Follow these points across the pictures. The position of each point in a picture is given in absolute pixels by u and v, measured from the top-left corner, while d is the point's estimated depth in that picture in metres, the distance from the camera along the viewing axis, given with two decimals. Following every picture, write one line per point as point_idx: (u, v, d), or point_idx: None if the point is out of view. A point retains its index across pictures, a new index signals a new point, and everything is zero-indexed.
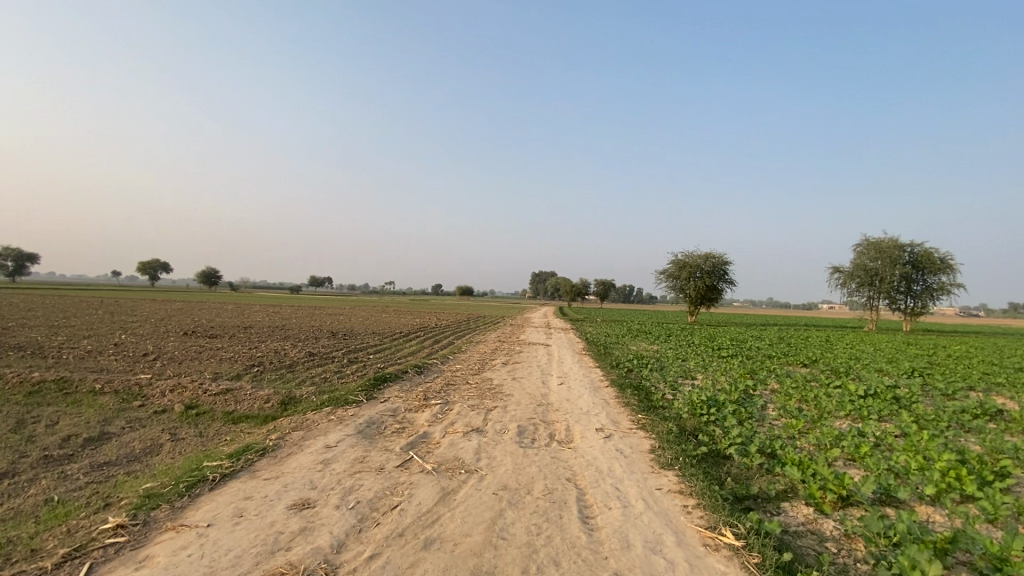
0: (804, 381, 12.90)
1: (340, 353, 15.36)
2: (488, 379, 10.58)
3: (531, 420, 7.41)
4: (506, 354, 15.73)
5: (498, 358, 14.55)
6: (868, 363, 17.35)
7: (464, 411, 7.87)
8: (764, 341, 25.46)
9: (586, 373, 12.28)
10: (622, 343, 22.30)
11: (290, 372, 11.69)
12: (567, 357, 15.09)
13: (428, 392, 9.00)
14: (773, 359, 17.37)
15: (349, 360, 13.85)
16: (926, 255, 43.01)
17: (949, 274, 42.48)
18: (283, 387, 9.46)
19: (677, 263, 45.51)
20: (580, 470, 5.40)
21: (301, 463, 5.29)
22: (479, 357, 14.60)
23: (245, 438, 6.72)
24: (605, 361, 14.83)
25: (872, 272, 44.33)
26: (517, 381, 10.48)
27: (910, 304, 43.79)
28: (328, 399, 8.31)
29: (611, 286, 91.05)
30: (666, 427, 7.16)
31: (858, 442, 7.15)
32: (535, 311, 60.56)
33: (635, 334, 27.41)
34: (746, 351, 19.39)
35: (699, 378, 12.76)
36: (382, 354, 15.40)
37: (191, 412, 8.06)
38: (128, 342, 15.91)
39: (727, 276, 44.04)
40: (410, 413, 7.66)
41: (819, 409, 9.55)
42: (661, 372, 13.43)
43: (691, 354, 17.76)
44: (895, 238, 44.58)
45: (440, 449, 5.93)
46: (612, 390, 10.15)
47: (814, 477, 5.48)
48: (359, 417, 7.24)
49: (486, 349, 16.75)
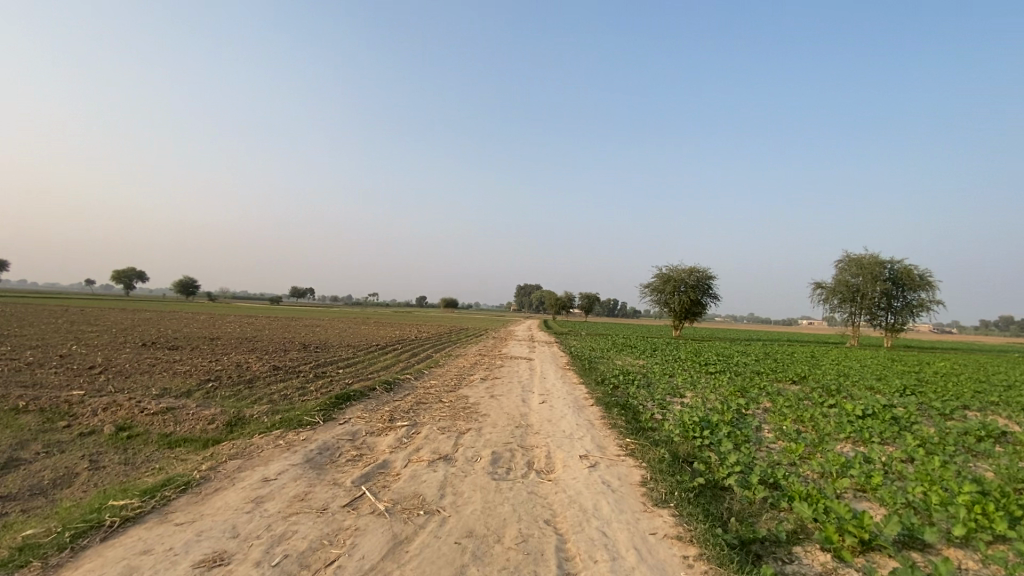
0: (797, 399, 12.31)
1: (307, 367, 14.33)
2: (464, 398, 9.74)
3: (507, 446, 6.60)
4: (485, 369, 14.88)
5: (476, 373, 13.69)
6: (858, 380, 16.92)
7: (433, 434, 7.03)
8: (751, 356, 25.05)
9: (570, 390, 11.52)
10: (607, 357, 21.65)
11: (247, 389, 10.69)
12: (550, 373, 14.31)
13: (395, 412, 8.14)
14: (762, 375, 16.82)
15: (315, 375, 12.86)
16: (906, 272, 43.43)
17: (928, 291, 42.92)
18: (234, 406, 8.49)
19: (662, 277, 45.32)
20: (560, 509, 4.61)
21: (227, 502, 4.41)
22: (456, 372, 13.73)
23: (174, 468, 5.79)
24: (589, 377, 14.07)
25: (854, 288, 44.60)
26: (495, 400, 9.68)
27: (890, 320, 44.07)
28: (281, 420, 7.39)
29: (595, 300, 90.85)
30: (658, 453, 6.42)
31: (866, 470, 6.49)
32: (519, 324, 59.75)
33: (620, 348, 26.85)
34: (733, 367, 18.83)
35: (688, 396, 12.07)
36: (353, 368, 14.42)
37: (122, 434, 7.08)
38: (77, 354, 14.70)
39: (712, 291, 43.93)
40: (371, 438, 6.80)
41: (818, 431, 8.91)
42: (648, 389, 12.73)
43: (678, 370, 17.13)
44: (876, 255, 44.99)
45: (399, 483, 5.09)
46: (597, 409, 9.41)
47: (828, 516, 4.77)
48: (312, 443, 6.37)
49: (465, 364, 15.88)
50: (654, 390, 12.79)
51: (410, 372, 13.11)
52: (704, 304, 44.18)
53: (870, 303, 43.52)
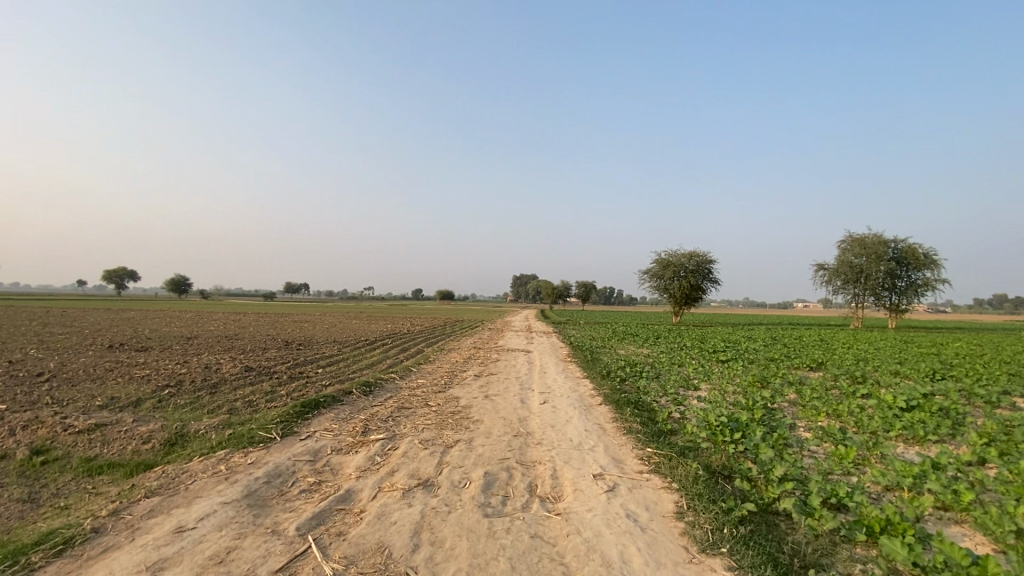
0: (825, 390, 11.11)
1: (284, 367, 13.02)
2: (454, 400, 8.48)
3: (503, 464, 5.37)
4: (479, 364, 13.60)
5: (469, 370, 12.42)
6: (879, 365, 15.78)
7: (413, 450, 5.80)
8: (758, 341, 23.94)
9: (573, 386, 10.31)
10: (610, 347, 20.50)
11: (209, 396, 9.40)
12: (550, 367, 13.09)
13: (371, 422, 6.89)
14: (777, 362, 15.63)
15: (290, 377, 11.57)
16: (911, 251, 42.40)
17: (934, 269, 41.93)
18: (182, 419, 7.21)
19: (661, 262, 44.15)
20: (576, 562, 3.40)
21: (112, 572, 3.16)
22: (448, 369, 12.43)
23: (78, 507, 4.53)
24: (593, 370, 12.82)
25: (857, 269, 43.56)
26: (489, 401, 8.45)
27: (896, 301, 43.08)
28: (230, 437, 6.11)
29: (592, 288, 89.71)
30: (689, 469, 5.22)
31: (943, 481, 5.32)
32: (516, 314, 58.47)
33: (621, 337, 25.63)
34: (744, 354, 17.66)
35: (704, 391, 10.85)
36: (334, 367, 13.11)
37: (34, 459, 5.80)
38: (29, 359, 13.31)
39: (712, 275, 42.82)
40: (337, 458, 5.55)
41: (863, 428, 7.72)
42: (658, 382, 11.51)
43: (687, 359, 15.90)
44: (880, 234, 43.89)
45: (361, 527, 3.86)
46: (607, 409, 8.18)
47: (934, 561, 3.57)
48: (260, 469, 5.11)
49: (457, 359, 14.60)
50: (664, 385, 11.58)
51: (396, 370, 11.84)
52: (704, 289, 43.04)
53: (874, 284, 42.46)
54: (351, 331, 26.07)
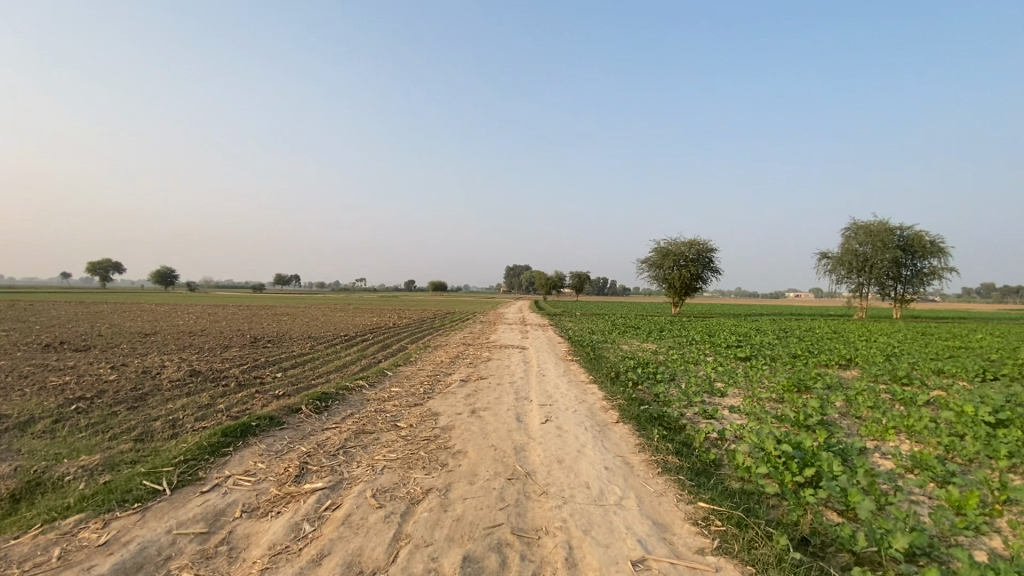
0: (876, 396, 9.39)
1: (237, 371, 11.11)
2: (430, 419, 6.62)
3: (493, 539, 3.55)
4: (467, 365, 11.77)
5: (454, 373, 10.58)
6: (914, 362, 14.13)
7: (362, 511, 3.97)
8: (769, 334, 22.32)
9: (580, 394, 8.53)
10: (612, 342, 18.77)
11: (125, 413, 7.50)
12: (550, 368, 11.27)
13: (313, 459, 5.05)
14: (802, 359, 13.94)
15: (238, 384, 9.65)
16: (916, 238, 41.00)
17: (940, 257, 40.57)
18: (55, 456, 5.30)
19: (659, 251, 42.50)
20: None
21: None
22: (429, 372, 10.56)
23: None
24: (600, 372, 11.01)
25: (862, 257, 42.14)
26: (476, 419, 6.64)
27: (901, 290, 41.75)
28: (97, 492, 4.23)
29: (586, 279, 88.07)
30: (777, 546, 3.41)
31: None
32: (509, 306, 56.77)
33: (623, 330, 23.91)
34: (762, 349, 15.97)
35: (732, 399, 9.12)
36: (297, 370, 11.20)
37: None
38: None
39: (713, 264, 41.23)
40: (244, 531, 3.70)
41: (958, 453, 5.99)
42: (678, 387, 9.74)
43: (702, 357, 14.15)
44: (884, 221, 42.42)
45: None
46: (627, 430, 6.39)
47: None
48: (111, 559, 3.25)
49: (442, 358, 12.73)
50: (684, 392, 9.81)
51: (366, 375, 9.96)
52: (704, 278, 41.43)
53: (879, 273, 41.07)
54: (331, 326, 24.14)
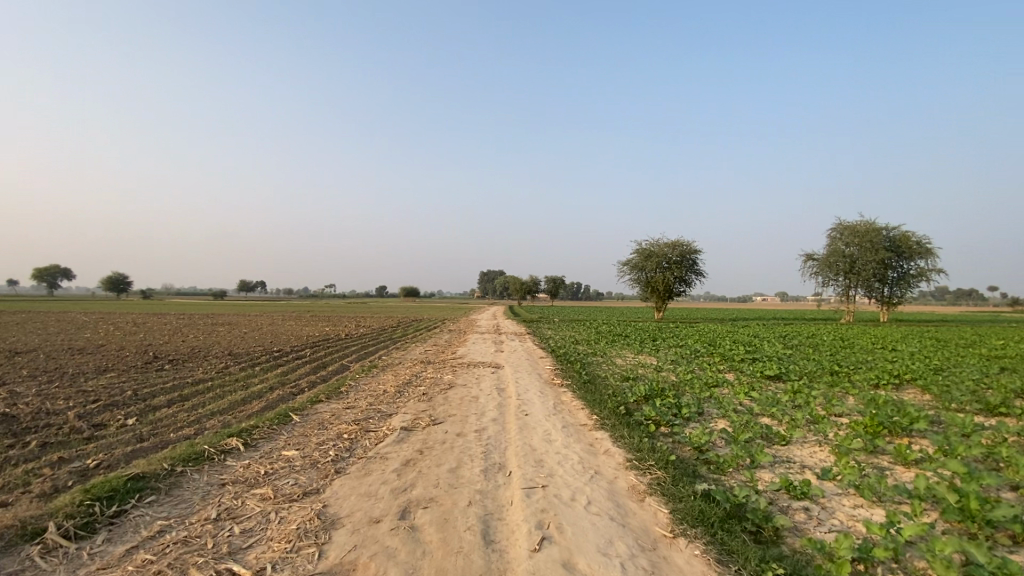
0: (1007, 442, 6.49)
1: (73, 414, 7.48)
2: (310, 549, 3.31)
3: None
4: (419, 399, 8.41)
5: (397, 414, 7.25)
6: (977, 378, 11.48)
7: None
8: (778, 343, 19.67)
9: (587, 456, 5.35)
10: (604, 356, 15.65)
11: None
12: (535, 403, 8.02)
13: None
14: (845, 379, 11.09)
15: (46, 443, 6.09)
16: (903, 239, 39.55)
17: (927, 258, 39.16)
18: None
19: (641, 252, 39.95)
20: None
21: None
22: (359, 414, 7.17)
23: None
24: (604, 407, 7.82)
25: (849, 258, 40.44)
26: (402, 544, 3.37)
27: (888, 292, 40.25)
28: None
29: (561, 283, 85.52)
30: None
31: None
32: (482, 312, 53.46)
33: (613, 340, 20.83)
34: (787, 365, 13.09)
35: (809, 457, 6.06)
36: (166, 412, 7.62)
37: None
38: None
39: (698, 267, 38.86)
40: None
41: None
42: (722, 434, 6.64)
43: (723, 378, 11.12)
44: (871, 221, 40.89)
45: None
46: (703, 564, 3.24)
47: None
48: None
49: (386, 387, 9.31)
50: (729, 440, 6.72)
51: (258, 423, 6.53)
52: (688, 282, 39.01)
53: (866, 275, 39.45)
54: (269, 338, 20.27)
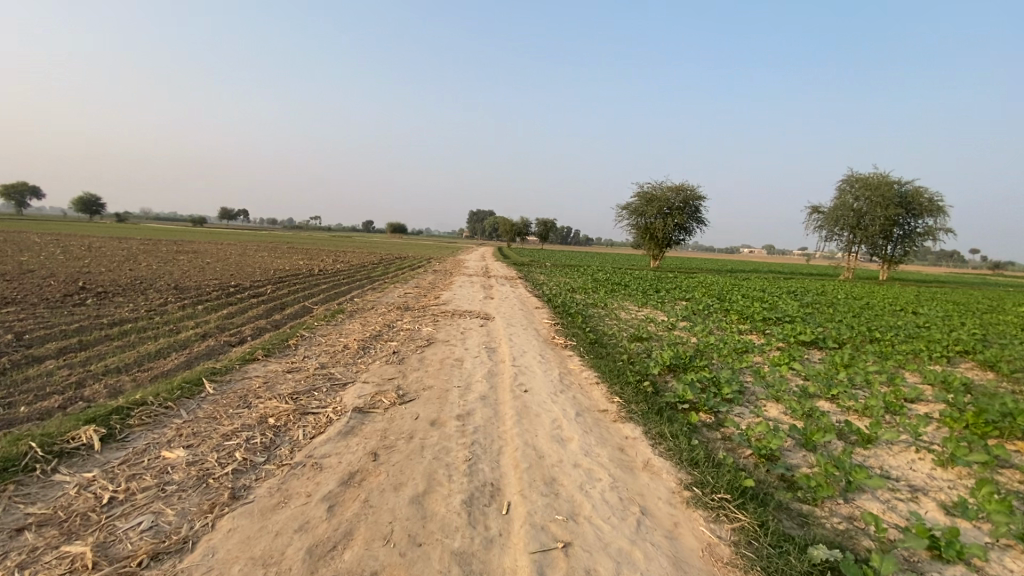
0: None
1: None
2: None
3: None
4: (386, 361, 6.54)
5: (353, 386, 5.40)
6: None
7: None
8: (792, 300, 18.11)
9: (622, 475, 3.59)
10: (607, 308, 13.94)
11: None
12: (535, 372, 6.24)
13: None
14: (893, 350, 9.48)
15: None
16: (916, 195, 37.63)
17: (937, 216, 37.49)
18: None
19: (642, 196, 37.69)
20: None
21: None
22: (300, 383, 5.31)
23: None
24: (624, 381, 6.09)
25: (857, 213, 38.61)
26: None
27: (891, 250, 38.84)
28: None
29: (553, 227, 83.05)
30: None
31: None
32: (470, 253, 51.45)
33: (614, 290, 19.10)
34: (817, 328, 11.45)
35: (915, 478, 4.41)
36: (40, 369, 5.66)
37: None
38: None
39: (701, 214, 36.82)
40: None
41: None
42: (789, 432, 4.95)
43: (752, 343, 9.46)
44: (884, 174, 38.75)
45: None
46: None
47: None
48: None
49: (347, 342, 7.40)
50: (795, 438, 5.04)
51: (148, 395, 4.62)
52: (689, 230, 37.05)
53: (873, 232, 37.79)
54: (229, 271, 18.04)
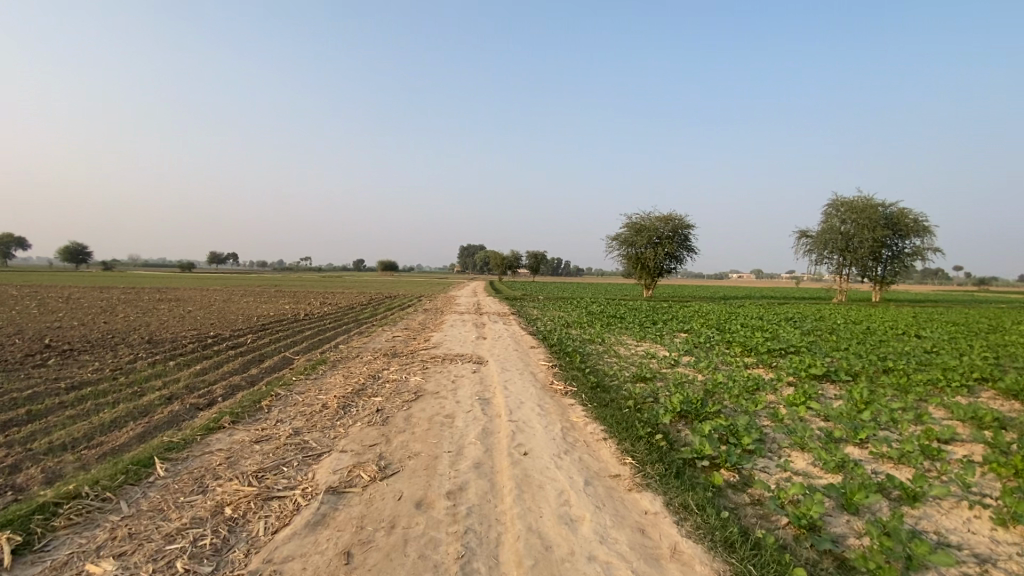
0: None
1: None
2: None
3: None
4: (369, 421, 5.87)
5: (328, 457, 4.73)
6: None
7: None
8: (793, 327, 17.66)
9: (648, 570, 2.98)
10: (605, 344, 13.38)
11: None
12: (535, 428, 5.63)
13: None
14: (911, 381, 8.97)
15: None
16: (901, 216, 38.05)
17: (924, 236, 37.82)
18: None
19: (631, 226, 37.71)
20: None
21: None
22: (268, 457, 4.64)
23: None
24: (634, 435, 5.49)
25: (845, 236, 38.87)
26: None
27: (882, 271, 38.95)
28: None
29: (543, 259, 83.13)
30: None
31: None
32: (461, 288, 50.93)
33: (610, 324, 18.57)
34: (825, 359, 10.95)
35: (979, 546, 3.82)
36: None
37: None
38: None
39: (691, 243, 36.81)
40: None
41: None
42: (827, 493, 4.35)
43: (762, 379, 8.90)
44: (868, 197, 39.26)
45: None
46: None
47: None
48: None
49: (326, 399, 6.73)
50: (834, 498, 4.44)
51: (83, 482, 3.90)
52: (680, 258, 36.95)
53: (862, 254, 37.94)
54: (210, 319, 17.30)
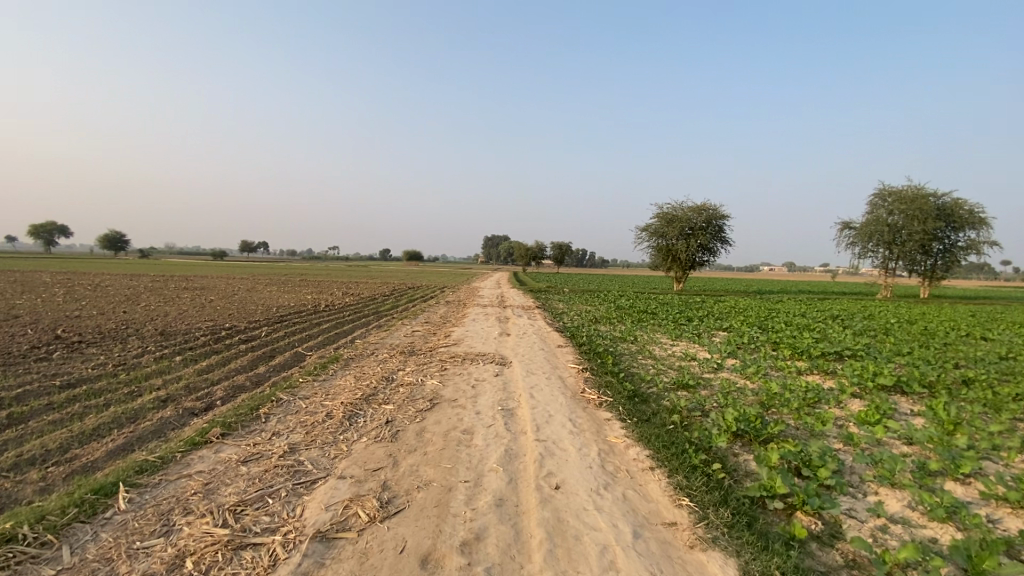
0: None
1: None
2: None
3: None
4: (376, 437, 5.12)
5: (322, 485, 3.98)
6: None
7: None
8: (842, 327, 16.27)
9: None
10: (639, 343, 12.40)
11: None
12: (567, 451, 4.78)
13: None
14: (1000, 394, 7.76)
15: None
16: (954, 207, 35.55)
17: (980, 229, 35.25)
18: None
19: (662, 217, 36.29)
20: None
21: None
22: (252, 485, 3.92)
23: None
24: (686, 463, 4.59)
25: (892, 228, 36.56)
26: None
27: (932, 266, 36.54)
28: None
29: (569, 250, 81.82)
30: None
31: None
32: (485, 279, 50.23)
33: (642, 320, 17.55)
34: (890, 366, 9.75)
35: None
36: None
37: None
38: None
39: (725, 234, 35.21)
40: None
41: None
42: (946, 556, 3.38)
43: (822, 389, 7.83)
44: (918, 186, 36.82)
45: None
46: None
47: None
48: None
49: (332, 407, 6.02)
50: (953, 561, 3.47)
51: (24, 521, 3.24)
52: (713, 251, 35.38)
53: (911, 247, 35.62)
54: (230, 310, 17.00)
